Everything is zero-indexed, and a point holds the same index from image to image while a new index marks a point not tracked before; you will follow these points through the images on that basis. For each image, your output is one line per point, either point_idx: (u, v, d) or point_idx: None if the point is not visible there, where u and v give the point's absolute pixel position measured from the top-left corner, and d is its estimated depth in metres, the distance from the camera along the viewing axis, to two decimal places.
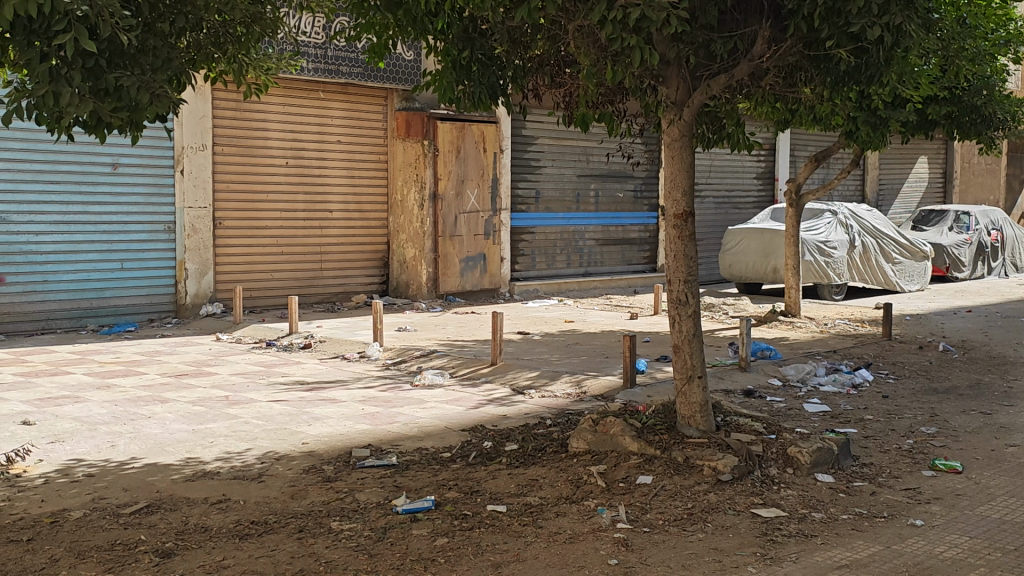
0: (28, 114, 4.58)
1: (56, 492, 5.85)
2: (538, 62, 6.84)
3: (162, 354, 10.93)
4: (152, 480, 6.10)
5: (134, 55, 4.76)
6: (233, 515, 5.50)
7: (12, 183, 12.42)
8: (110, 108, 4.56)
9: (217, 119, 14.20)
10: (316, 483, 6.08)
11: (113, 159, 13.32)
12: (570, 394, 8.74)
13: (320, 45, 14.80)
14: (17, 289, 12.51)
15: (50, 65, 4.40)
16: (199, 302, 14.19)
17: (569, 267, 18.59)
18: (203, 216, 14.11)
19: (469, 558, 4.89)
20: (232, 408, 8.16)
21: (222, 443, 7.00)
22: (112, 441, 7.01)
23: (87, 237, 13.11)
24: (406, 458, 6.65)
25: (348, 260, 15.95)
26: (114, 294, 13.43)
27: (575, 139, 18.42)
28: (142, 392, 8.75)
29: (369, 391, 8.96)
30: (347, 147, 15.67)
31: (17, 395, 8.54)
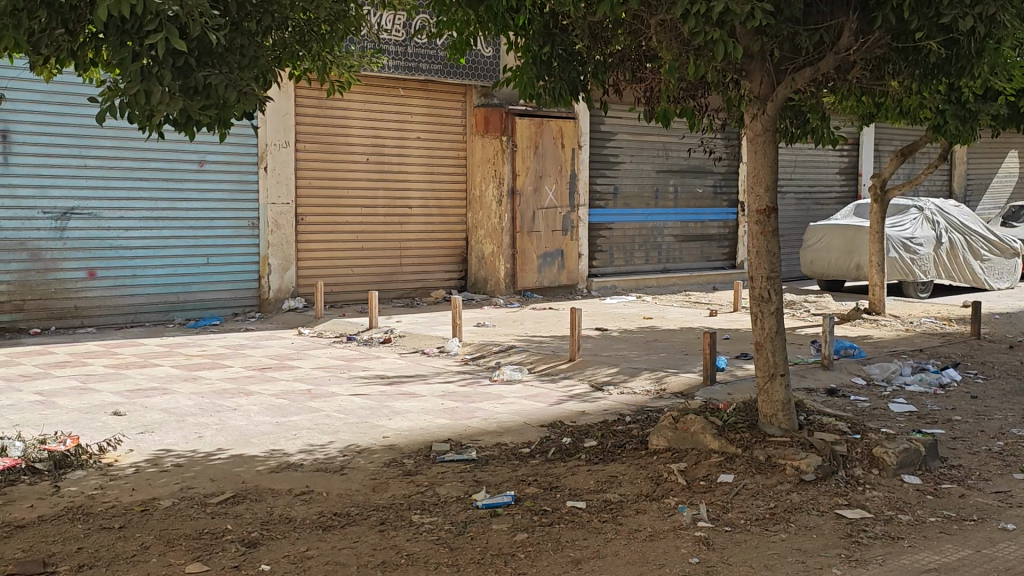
0: (120, 113, 4.68)
1: (145, 481, 6.00)
2: (619, 57, 6.78)
3: (246, 348, 11.13)
4: (238, 471, 6.23)
5: (222, 53, 4.83)
6: (317, 507, 5.58)
7: (104, 181, 12.76)
8: (198, 106, 4.64)
9: (300, 117, 14.41)
10: (396, 477, 6.14)
11: (199, 156, 13.59)
12: (650, 391, 8.69)
13: (401, 42, 14.91)
14: (108, 283, 12.87)
15: (141, 64, 4.50)
16: (282, 296, 14.45)
17: (648, 264, 18.46)
18: (285, 212, 14.35)
19: (549, 554, 4.89)
20: (315, 401, 8.28)
21: (305, 436, 7.11)
22: (199, 432, 7.17)
23: (174, 233, 13.42)
24: (485, 453, 6.68)
25: (428, 256, 16.04)
26: (200, 288, 13.74)
27: (654, 135, 18.31)
28: (227, 385, 8.93)
29: (449, 386, 9.01)
30: (426, 144, 15.77)
31: (108, 386, 8.78)
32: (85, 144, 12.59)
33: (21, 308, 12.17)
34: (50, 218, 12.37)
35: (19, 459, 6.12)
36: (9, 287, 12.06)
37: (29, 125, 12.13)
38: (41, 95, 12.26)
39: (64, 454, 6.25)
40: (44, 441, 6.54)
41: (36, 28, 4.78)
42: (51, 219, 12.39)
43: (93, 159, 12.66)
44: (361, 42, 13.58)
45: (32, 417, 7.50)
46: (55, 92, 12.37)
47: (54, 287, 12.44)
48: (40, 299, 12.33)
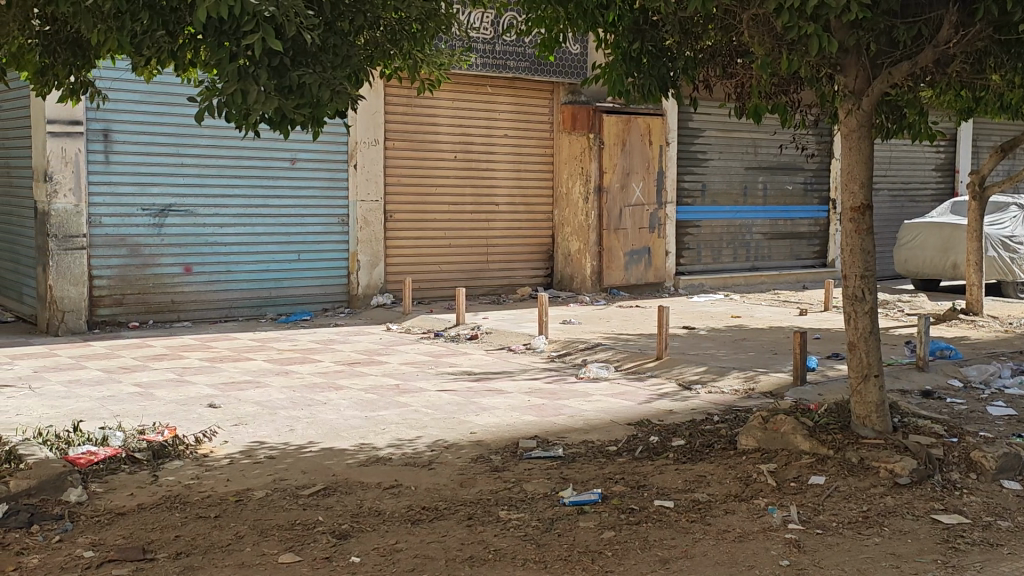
0: (218, 112, 4.78)
1: (240, 472, 6.14)
2: (710, 53, 6.68)
3: (335, 343, 11.31)
4: (329, 464, 6.33)
5: (316, 53, 4.92)
6: (405, 500, 5.64)
7: (199, 178, 13.07)
8: (293, 105, 4.73)
9: (390, 115, 14.57)
10: (484, 472, 6.18)
11: (292, 154, 13.83)
12: (738, 390, 8.59)
13: (489, 40, 14.96)
14: (203, 278, 13.20)
15: (238, 64, 4.60)
16: (371, 293, 14.65)
17: (736, 262, 18.23)
18: (374, 209, 14.54)
19: (636, 552, 4.87)
20: (403, 396, 8.37)
21: (393, 430, 7.19)
22: (291, 426, 7.31)
23: (267, 229, 13.69)
24: (572, 450, 6.68)
25: (514, 253, 16.09)
26: (292, 284, 14.00)
27: (744, 131, 18.09)
28: (318, 379, 9.08)
29: (535, 383, 9.04)
30: (513, 142, 15.81)
31: (203, 378, 9.00)
32: (182, 143, 12.91)
33: (121, 302, 12.58)
34: (148, 214, 12.72)
35: (120, 448, 6.32)
36: (109, 282, 12.47)
37: (129, 124, 12.47)
38: (141, 95, 12.58)
39: (162, 444, 6.43)
40: (143, 432, 6.74)
41: (138, 29, 4.91)
42: (150, 215, 12.73)
43: (190, 157, 12.98)
44: (451, 41, 13.67)
45: (131, 408, 7.73)
46: (155, 92, 12.70)
47: (152, 281, 12.81)
48: (139, 294, 12.72)
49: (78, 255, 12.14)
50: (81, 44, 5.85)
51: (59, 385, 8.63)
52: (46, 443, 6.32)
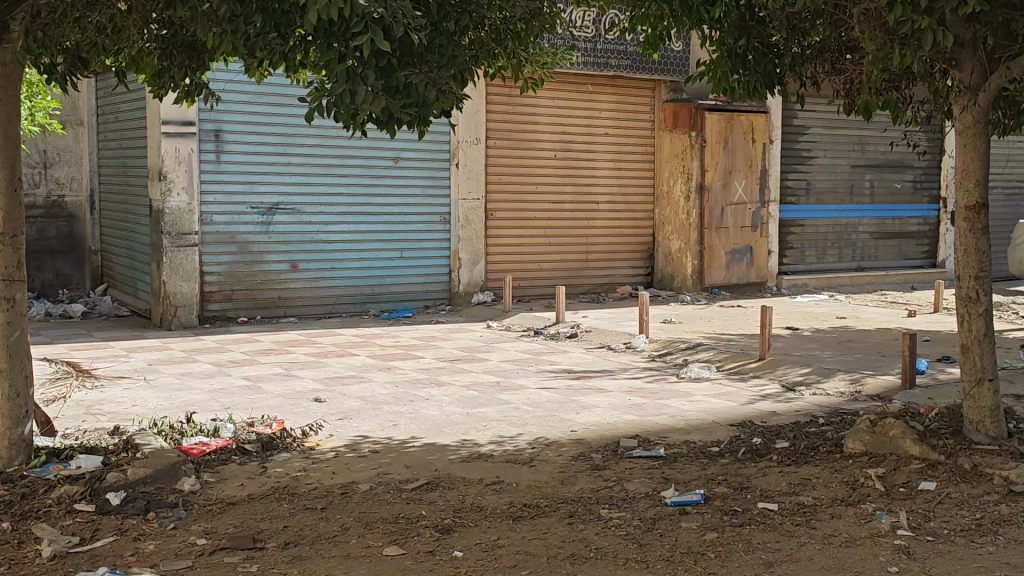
0: (326, 112, 4.86)
1: (345, 465, 6.26)
2: (819, 49, 6.62)
3: (436, 340, 11.43)
4: (431, 459, 6.41)
5: (423, 53, 4.97)
6: (507, 497, 5.68)
7: (306, 177, 13.34)
8: (400, 105, 4.80)
9: (491, 114, 14.66)
10: (585, 470, 6.18)
11: (395, 153, 14.02)
12: (844, 393, 8.42)
13: (591, 39, 14.92)
14: (309, 275, 13.49)
15: (347, 65, 4.68)
16: (471, 290, 14.76)
17: (842, 261, 17.85)
18: (476, 208, 14.65)
19: (740, 555, 4.82)
20: (504, 394, 8.42)
21: (494, 427, 7.25)
22: (393, 420, 7.42)
23: (371, 227, 13.90)
24: (674, 451, 6.63)
25: (615, 251, 16.03)
26: (394, 281, 14.20)
27: (850, 129, 17.72)
28: (420, 375, 9.20)
29: (636, 382, 9.00)
30: (614, 140, 15.76)
31: (309, 373, 9.20)
32: (290, 142, 13.20)
33: (231, 297, 12.94)
34: (257, 212, 13.04)
35: (231, 440, 6.51)
36: (220, 278, 12.84)
37: (240, 124, 12.80)
38: (251, 96, 12.89)
39: (271, 437, 6.60)
40: (252, 424, 6.94)
41: (251, 33, 5.04)
42: (258, 213, 13.06)
43: (297, 156, 13.26)
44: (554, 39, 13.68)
45: (241, 401, 7.95)
46: (264, 92, 13.01)
47: (260, 278, 13.14)
48: (247, 290, 13.06)
49: (190, 251, 12.55)
50: (197, 47, 6.02)
51: (172, 377, 8.92)
52: (161, 433, 6.55)
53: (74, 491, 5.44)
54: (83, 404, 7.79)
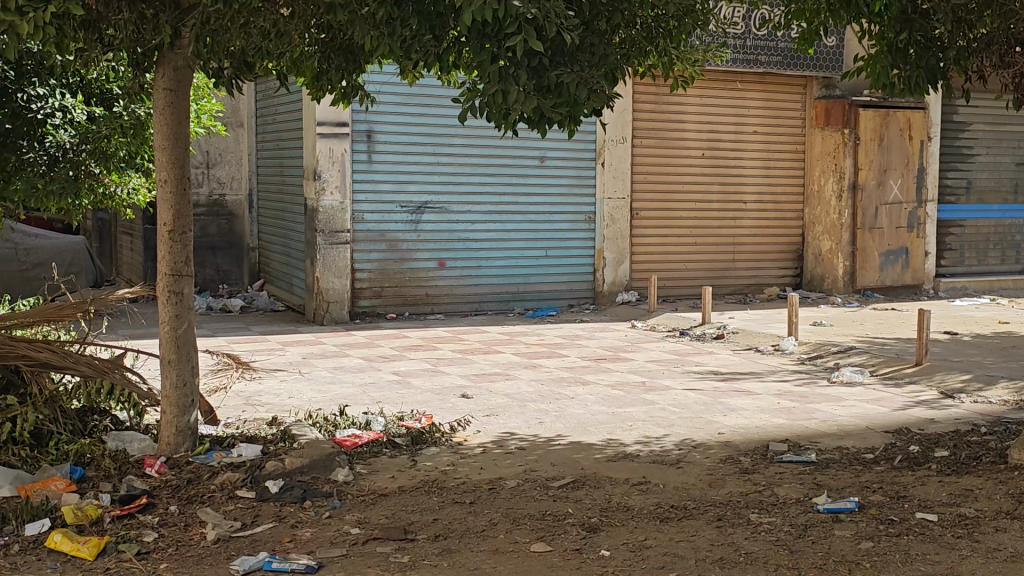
0: (479, 112, 4.91)
1: (493, 461, 6.34)
2: (986, 41, 6.31)
3: (581, 339, 11.44)
4: (577, 458, 6.42)
5: (574, 52, 4.95)
6: (654, 498, 5.64)
7: (454, 177, 13.54)
8: (551, 104, 4.80)
9: (638, 113, 14.59)
10: (733, 474, 6.09)
11: (541, 152, 14.08)
12: (1008, 401, 8.05)
13: (741, 35, 14.72)
14: (456, 273, 13.70)
15: (499, 65, 4.74)
16: (616, 290, 14.73)
17: (1004, 264, 17.07)
18: (621, 207, 14.59)
19: (897, 566, 4.67)
20: (649, 394, 8.37)
21: (640, 427, 7.21)
22: (539, 418, 7.46)
23: (517, 226, 14.01)
24: (825, 456, 6.47)
25: (762, 252, 15.72)
26: (539, 280, 14.28)
27: (1016, 125, 16.92)
28: (565, 374, 9.22)
29: (785, 385, 8.81)
30: (763, 138, 15.45)
31: (456, 370, 9.34)
32: (440, 142, 13.42)
33: (380, 294, 13.26)
34: (406, 211, 13.32)
35: (382, 433, 6.68)
36: (370, 275, 13.18)
37: (391, 125, 13.10)
38: (403, 97, 13.17)
39: (420, 431, 6.72)
40: (402, 418, 7.09)
41: (407, 35, 5.14)
42: (408, 212, 13.34)
43: (445, 156, 13.47)
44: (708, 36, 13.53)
45: (390, 395, 8.13)
46: (415, 94, 13.26)
47: (409, 275, 13.42)
48: (396, 287, 13.37)
49: (342, 249, 12.92)
50: (354, 50, 6.21)
51: (325, 371, 9.20)
52: (316, 425, 6.78)
53: (236, 479, 5.68)
54: (243, 396, 8.10)
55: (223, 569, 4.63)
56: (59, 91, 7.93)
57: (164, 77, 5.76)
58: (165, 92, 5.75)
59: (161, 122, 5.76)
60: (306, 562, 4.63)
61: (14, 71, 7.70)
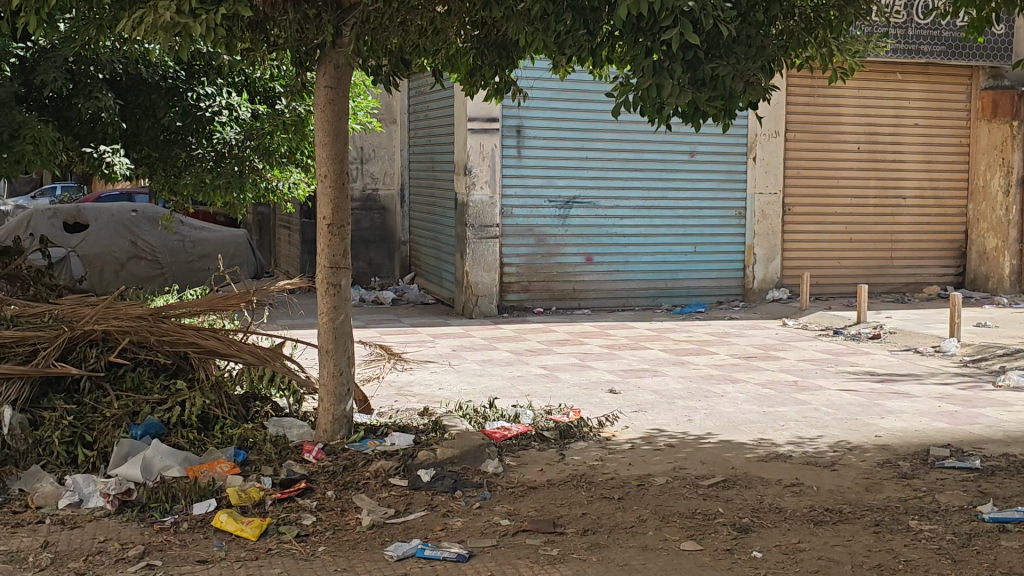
0: (632, 106, 4.86)
1: (642, 457, 6.30)
2: None
3: (731, 336, 11.26)
4: (727, 456, 6.33)
5: (730, 44, 4.84)
6: (808, 500, 5.51)
7: (603, 172, 13.52)
8: (706, 98, 4.71)
9: (792, 106, 14.29)
10: (891, 478, 5.90)
11: (691, 147, 13.90)
12: None
13: (902, 24, 14.26)
14: (603, 268, 13.69)
15: (654, 59, 4.70)
16: (767, 286, 14.43)
17: None
18: (773, 202, 14.28)
19: None
20: (803, 394, 8.18)
21: (793, 428, 7.05)
22: (689, 416, 7.38)
23: (666, 222, 13.88)
24: (991, 463, 6.19)
25: (922, 249, 15.09)
26: (687, 276, 14.12)
27: None
28: (715, 371, 9.10)
29: (947, 388, 8.47)
30: (924, 132, 14.86)
31: (604, 365, 9.33)
32: (589, 136, 13.42)
33: (528, 288, 13.39)
34: (555, 206, 13.39)
35: (531, 426, 6.73)
36: (518, 269, 13.32)
37: (541, 120, 13.17)
38: (553, 92, 13.22)
39: (569, 425, 6.74)
40: (551, 412, 7.14)
41: (562, 30, 5.10)
42: (556, 207, 13.40)
43: (594, 151, 13.46)
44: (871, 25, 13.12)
45: (539, 389, 8.19)
46: (566, 89, 13.29)
47: (556, 270, 13.50)
48: (544, 281, 13.47)
49: (492, 243, 13.07)
50: (507, 46, 6.24)
51: (475, 364, 9.33)
52: (466, 417, 6.90)
53: (389, 466, 5.82)
54: (395, 386, 8.29)
55: (378, 554, 4.75)
56: (226, 90, 8.27)
57: (325, 74, 5.91)
58: (326, 90, 5.92)
59: (322, 118, 5.93)
60: (457, 551, 4.71)
61: (185, 71, 8.13)
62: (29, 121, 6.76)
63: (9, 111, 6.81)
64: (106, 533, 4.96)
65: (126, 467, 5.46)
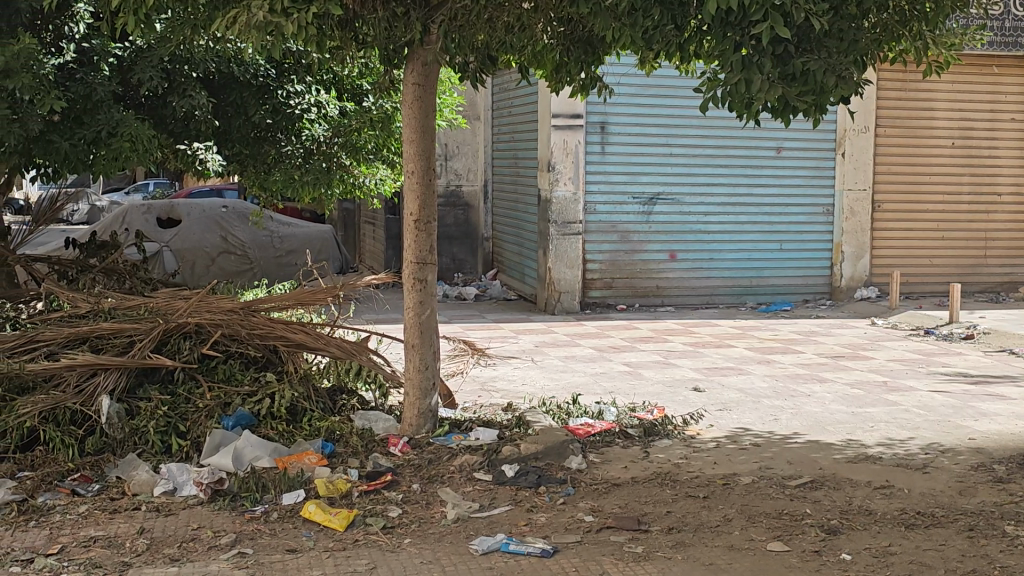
0: (720, 102, 4.80)
1: (727, 456, 6.24)
2: None
3: (817, 335, 11.08)
4: (815, 457, 6.23)
5: (821, 37, 4.75)
6: (899, 503, 5.40)
7: (687, 168, 13.41)
8: (796, 93, 4.65)
9: (883, 101, 14.00)
10: (986, 482, 5.74)
11: (778, 143, 13.68)
12: None
13: (1000, 16, 13.93)
14: (687, 265, 13.59)
15: (742, 53, 4.64)
16: (855, 285, 14.16)
17: None
18: (862, 199, 14.01)
19: None
20: (892, 394, 8.01)
21: (883, 429, 6.91)
22: (775, 415, 7.29)
23: (751, 219, 13.71)
24: None
25: (1018, 247, 14.64)
26: (773, 274, 13.93)
27: None
28: (801, 370, 8.97)
29: None
30: (1021, 127, 14.41)
31: (688, 362, 9.25)
32: (673, 133, 13.32)
33: (611, 285, 13.36)
34: (638, 202, 13.33)
35: (614, 423, 6.71)
36: (600, 266, 13.30)
37: (625, 116, 13.13)
38: (638, 88, 13.15)
39: (653, 423, 6.70)
40: (634, 409, 7.11)
41: (649, 25, 5.04)
42: (640, 203, 13.34)
43: (679, 147, 13.36)
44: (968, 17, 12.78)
45: (622, 386, 8.17)
46: (651, 85, 13.21)
47: (640, 267, 13.45)
48: (627, 278, 13.42)
49: (574, 240, 13.06)
50: (593, 42, 6.21)
51: (558, 360, 9.34)
52: (550, 413, 6.91)
53: (474, 461, 5.85)
54: (479, 381, 8.34)
55: (463, 548, 4.79)
56: (315, 87, 8.37)
57: (413, 72, 5.97)
58: (413, 87, 5.97)
59: (410, 115, 5.99)
60: (542, 546, 4.73)
61: (275, 70, 8.22)
62: (126, 120, 6.92)
63: (108, 110, 6.99)
64: (199, 520, 5.07)
65: (218, 457, 5.59)
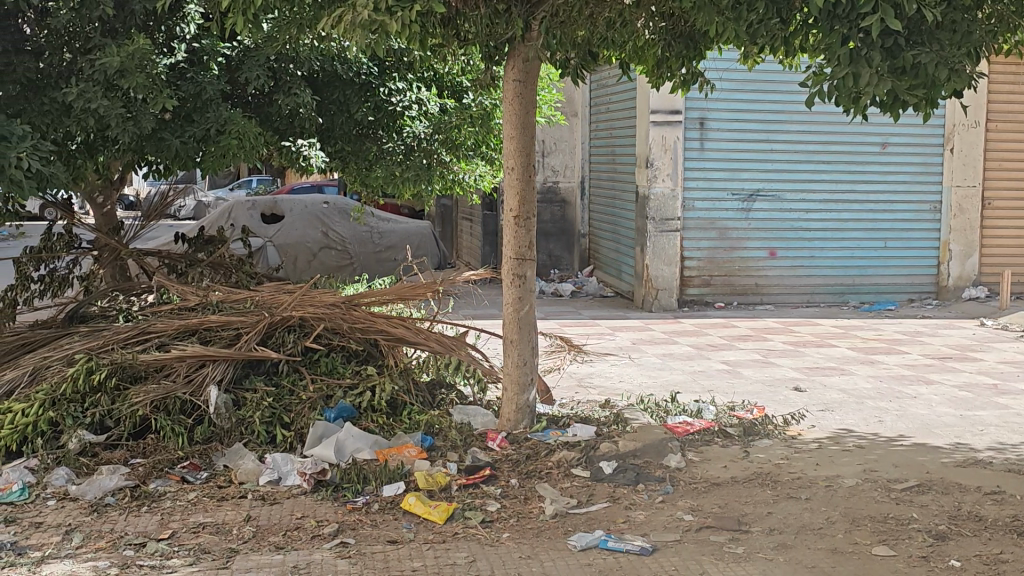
0: (827, 96, 4.69)
1: (830, 458, 6.13)
2: None
3: (923, 336, 10.78)
4: (922, 460, 6.08)
5: (933, 30, 4.59)
6: (1010, 509, 5.23)
7: (788, 164, 13.19)
8: (906, 86, 4.49)
9: (995, 94, 13.49)
10: None
11: (883, 138, 13.35)
12: None
13: None
14: (787, 263, 13.39)
15: (850, 48, 4.53)
16: (963, 284, 13.75)
17: None
18: (971, 196, 13.57)
19: None
20: (1003, 397, 7.76)
21: (993, 433, 6.70)
22: (879, 416, 7.13)
23: (854, 216, 13.43)
24: None
25: None
26: (876, 272, 13.62)
27: None
28: (906, 371, 8.75)
29: None
30: None
31: (789, 361, 9.10)
32: (774, 128, 13.10)
33: (709, 282, 13.22)
34: (737, 199, 13.16)
35: (714, 422, 6.64)
36: (698, 263, 13.18)
37: (725, 112, 12.95)
38: (738, 83, 12.96)
39: (753, 423, 6.61)
40: (734, 408, 7.03)
41: (754, 19, 4.92)
42: (739, 199, 13.17)
43: (779, 143, 13.14)
44: None
45: (720, 384, 8.08)
46: (752, 80, 13.01)
47: (738, 264, 13.30)
48: (725, 276, 13.27)
49: (672, 236, 13.02)
50: (694, 36, 6.14)
51: (655, 357, 9.28)
52: (649, 411, 6.87)
53: (572, 458, 5.85)
54: (575, 377, 8.34)
55: (561, 543, 4.80)
56: (415, 85, 8.50)
57: (514, 68, 5.97)
58: (514, 83, 5.98)
59: (510, 112, 6.02)
60: (641, 544, 4.70)
61: (378, 67, 8.34)
62: (234, 117, 7.06)
63: (216, 109, 7.13)
64: (303, 510, 5.18)
65: (321, 448, 5.69)
